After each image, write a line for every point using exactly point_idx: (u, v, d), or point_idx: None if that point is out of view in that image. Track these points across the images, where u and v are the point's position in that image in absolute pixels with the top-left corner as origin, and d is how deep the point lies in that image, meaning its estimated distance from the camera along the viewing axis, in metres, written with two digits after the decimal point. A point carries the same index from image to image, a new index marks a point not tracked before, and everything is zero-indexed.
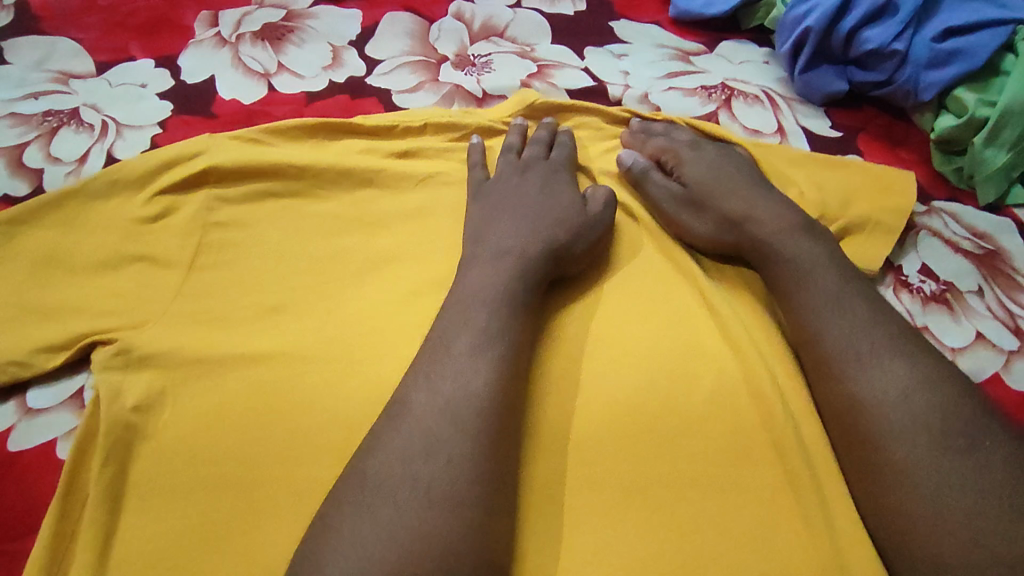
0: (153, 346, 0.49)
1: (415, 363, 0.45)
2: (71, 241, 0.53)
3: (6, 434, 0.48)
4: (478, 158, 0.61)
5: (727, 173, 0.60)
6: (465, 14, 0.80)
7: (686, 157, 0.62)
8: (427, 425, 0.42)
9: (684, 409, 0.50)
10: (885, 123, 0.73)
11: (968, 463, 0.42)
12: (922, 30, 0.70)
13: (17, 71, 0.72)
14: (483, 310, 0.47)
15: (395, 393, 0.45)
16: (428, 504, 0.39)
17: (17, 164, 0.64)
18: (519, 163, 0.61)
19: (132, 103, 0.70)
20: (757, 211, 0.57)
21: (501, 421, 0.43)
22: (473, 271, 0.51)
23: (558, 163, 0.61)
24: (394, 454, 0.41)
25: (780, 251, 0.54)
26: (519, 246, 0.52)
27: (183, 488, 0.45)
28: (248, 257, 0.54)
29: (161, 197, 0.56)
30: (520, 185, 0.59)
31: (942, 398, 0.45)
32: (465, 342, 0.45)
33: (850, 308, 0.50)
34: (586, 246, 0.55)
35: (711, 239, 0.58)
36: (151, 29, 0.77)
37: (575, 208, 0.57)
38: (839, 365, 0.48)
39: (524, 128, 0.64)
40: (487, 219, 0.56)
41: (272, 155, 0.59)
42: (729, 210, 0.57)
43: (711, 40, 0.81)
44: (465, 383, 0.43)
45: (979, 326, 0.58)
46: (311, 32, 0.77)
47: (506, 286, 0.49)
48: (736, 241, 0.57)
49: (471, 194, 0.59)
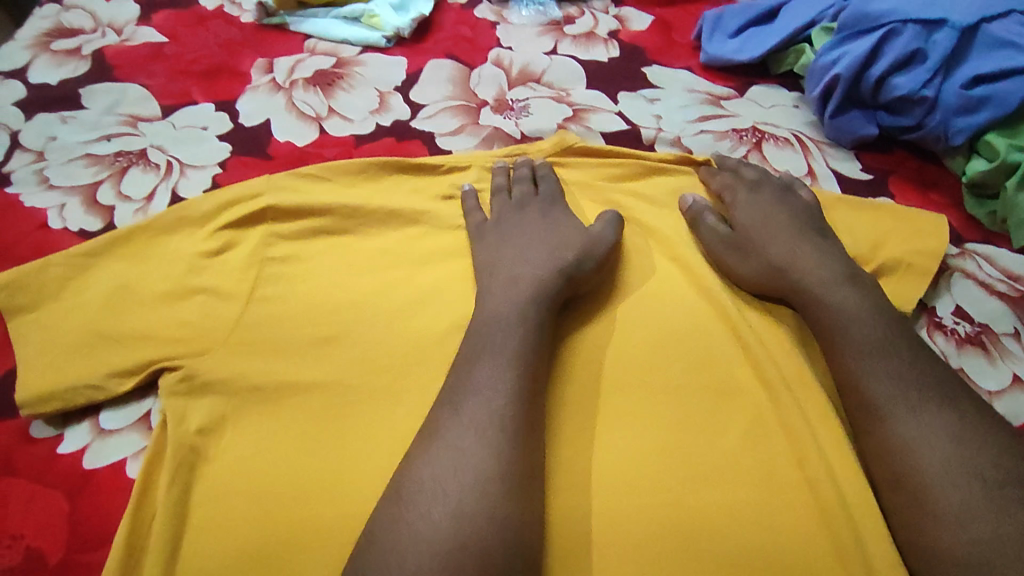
0: (213, 373, 0.52)
1: (443, 391, 0.48)
2: (142, 274, 0.57)
3: (81, 453, 0.52)
4: (473, 204, 0.64)
5: (775, 221, 0.61)
6: (504, 61, 0.85)
7: (740, 201, 0.65)
8: (458, 450, 0.43)
9: (719, 445, 0.51)
10: (915, 165, 0.74)
11: (1012, 513, 0.42)
12: (952, 77, 0.71)
13: (92, 115, 0.78)
14: (513, 340, 0.49)
15: (426, 418, 0.47)
16: (456, 519, 0.41)
17: (92, 201, 0.69)
18: (512, 201, 0.64)
19: (195, 144, 0.75)
20: (802, 258, 0.58)
21: (525, 444, 0.45)
22: (490, 298, 0.54)
23: (550, 196, 0.64)
24: (430, 473, 0.43)
25: (827, 301, 0.55)
26: (530, 272, 0.56)
27: (239, 507, 0.48)
28: (302, 290, 0.58)
29: (222, 232, 0.60)
30: (521, 222, 0.62)
31: (988, 447, 0.45)
32: (502, 371, 0.47)
33: (892, 353, 0.51)
34: (595, 263, 0.58)
35: (759, 276, 0.59)
36: (213, 75, 0.83)
37: (579, 234, 0.60)
38: (883, 408, 0.48)
39: (507, 169, 0.67)
40: (496, 251, 0.59)
41: (324, 195, 0.63)
42: (772, 253, 0.59)
43: (742, 84, 0.84)
44: (488, 400, 0.46)
45: (1016, 368, 0.58)
46: (359, 78, 0.83)
47: (521, 309, 0.52)
48: (778, 283, 0.58)
49: (474, 237, 0.61)
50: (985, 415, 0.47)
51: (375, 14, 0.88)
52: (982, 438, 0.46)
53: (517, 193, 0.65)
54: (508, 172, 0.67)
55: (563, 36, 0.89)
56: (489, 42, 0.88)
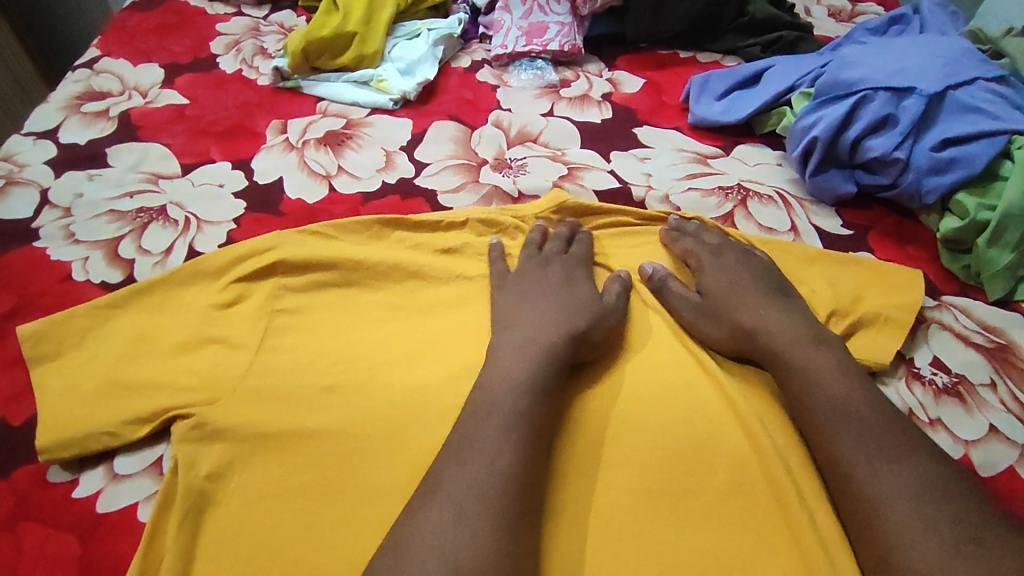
0: (223, 421, 0.55)
1: (450, 445, 0.50)
2: (159, 324, 0.61)
3: (94, 497, 0.54)
4: (497, 255, 0.68)
5: (742, 285, 0.64)
6: (503, 123, 0.91)
7: (706, 265, 0.67)
8: (456, 500, 0.46)
9: (704, 492, 0.53)
10: (893, 221, 0.79)
11: (969, 570, 0.44)
12: (921, 140, 0.76)
13: (115, 173, 0.83)
14: (516, 397, 0.52)
15: (429, 469, 0.49)
16: (450, 573, 0.43)
17: (113, 255, 0.74)
18: (538, 255, 0.68)
19: (211, 201, 0.80)
20: (769, 323, 0.60)
21: (522, 496, 0.48)
22: (500, 357, 0.56)
23: (577, 258, 0.68)
24: (429, 526, 0.45)
25: (793, 363, 0.57)
26: (541, 334, 0.58)
27: (245, 551, 0.50)
28: (308, 340, 0.61)
29: (234, 284, 0.64)
30: (543, 279, 0.65)
31: (947, 507, 0.47)
32: (493, 424, 0.50)
33: (857, 410, 0.53)
34: (602, 336, 0.60)
35: (730, 341, 0.62)
36: (230, 135, 0.89)
37: (594, 304, 0.62)
38: (848, 467, 0.51)
39: (543, 227, 0.71)
40: (510, 312, 0.61)
41: (332, 249, 0.67)
42: (740, 318, 0.62)
43: (728, 144, 0.89)
44: (494, 461, 0.48)
45: (992, 419, 0.60)
46: (367, 139, 0.88)
47: (531, 372, 0.54)
48: (748, 346, 0.61)
49: (495, 284, 0.66)
50: (957, 477, 0.50)
51: (383, 79, 0.94)
52: (943, 492, 0.48)
53: (547, 249, 0.69)
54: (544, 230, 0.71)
55: (559, 98, 0.95)
56: (489, 104, 0.94)
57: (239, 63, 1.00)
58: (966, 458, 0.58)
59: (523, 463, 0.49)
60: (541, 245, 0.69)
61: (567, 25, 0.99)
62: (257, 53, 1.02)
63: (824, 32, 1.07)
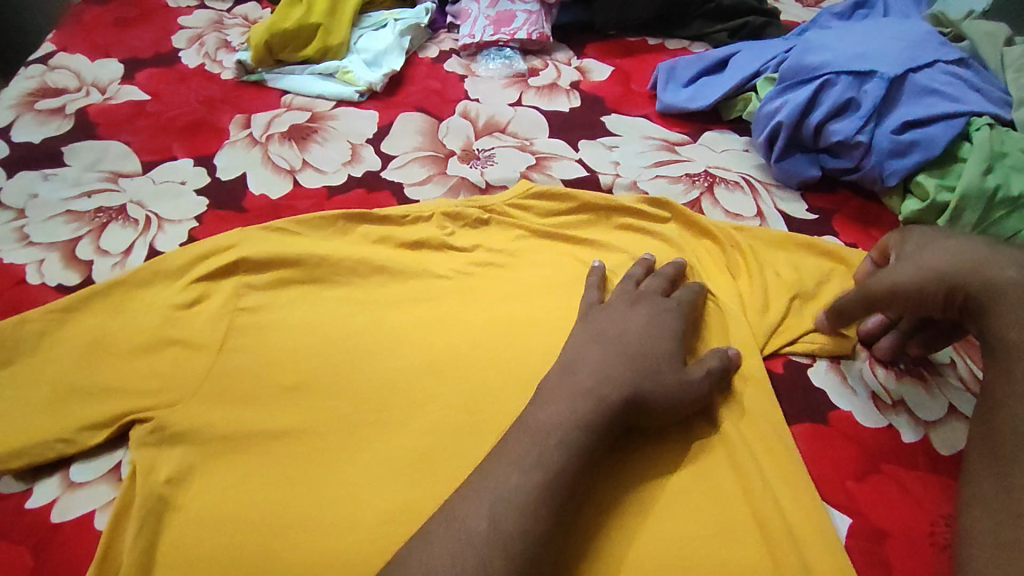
0: (183, 424, 0.55)
1: (473, 483, 0.47)
2: (117, 328, 0.60)
3: (50, 506, 0.53)
4: (639, 271, 0.65)
5: (933, 238, 0.58)
6: (471, 113, 0.90)
7: (913, 229, 0.61)
8: (468, 531, 0.44)
9: (671, 483, 0.55)
10: (857, 205, 0.79)
11: None
12: (883, 122, 0.77)
13: (72, 172, 0.81)
14: (556, 451, 0.48)
15: (448, 500, 0.47)
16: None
17: (70, 257, 0.72)
18: (624, 293, 0.62)
19: (173, 199, 0.78)
20: (977, 269, 0.53)
21: (540, 541, 0.45)
22: (552, 403, 0.51)
23: (676, 305, 0.62)
24: (441, 563, 0.43)
25: (1009, 314, 0.50)
26: (602, 391, 0.52)
27: (208, 555, 0.49)
28: (272, 339, 0.61)
29: (196, 284, 0.63)
30: (627, 319, 0.59)
31: None
32: (525, 476, 0.47)
33: None
34: (668, 408, 0.55)
35: (908, 298, 0.56)
36: (191, 131, 0.87)
37: (671, 371, 0.56)
38: (1007, 439, 0.47)
39: (649, 263, 0.66)
40: (586, 351, 0.56)
41: (296, 246, 0.66)
42: (937, 265, 0.55)
43: (696, 131, 0.89)
44: (529, 521, 0.45)
45: (952, 399, 0.62)
46: (333, 132, 0.87)
47: (582, 431, 0.50)
48: (950, 299, 0.54)
49: (581, 313, 0.62)
50: None
51: (349, 70, 0.93)
52: None
53: (643, 287, 0.63)
54: (649, 266, 0.66)
55: (527, 88, 0.94)
56: (456, 95, 0.93)
57: (201, 57, 0.98)
58: (925, 438, 0.59)
59: (552, 509, 0.46)
60: (640, 281, 0.64)
61: (535, 12, 0.99)
62: (220, 46, 1.00)
63: (790, 17, 1.08)
